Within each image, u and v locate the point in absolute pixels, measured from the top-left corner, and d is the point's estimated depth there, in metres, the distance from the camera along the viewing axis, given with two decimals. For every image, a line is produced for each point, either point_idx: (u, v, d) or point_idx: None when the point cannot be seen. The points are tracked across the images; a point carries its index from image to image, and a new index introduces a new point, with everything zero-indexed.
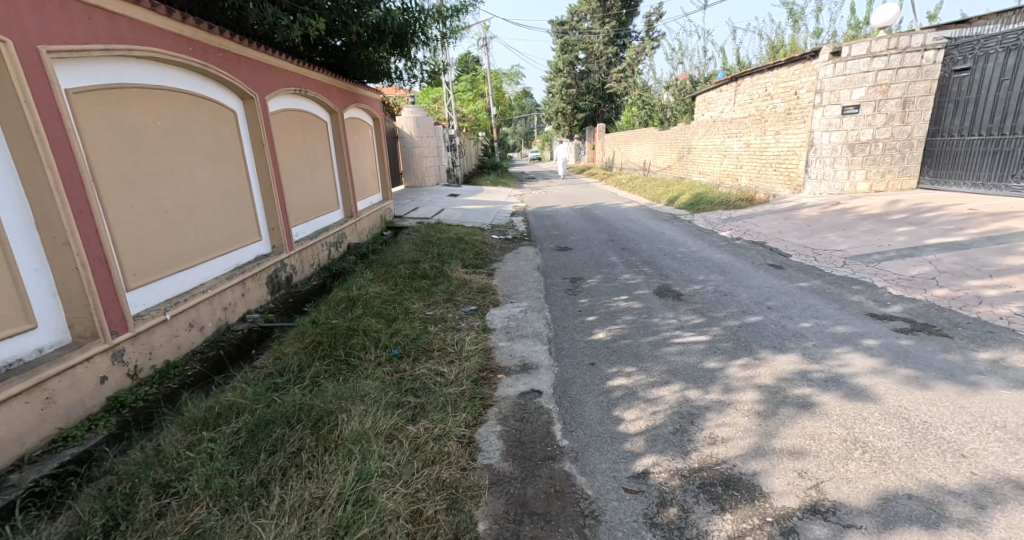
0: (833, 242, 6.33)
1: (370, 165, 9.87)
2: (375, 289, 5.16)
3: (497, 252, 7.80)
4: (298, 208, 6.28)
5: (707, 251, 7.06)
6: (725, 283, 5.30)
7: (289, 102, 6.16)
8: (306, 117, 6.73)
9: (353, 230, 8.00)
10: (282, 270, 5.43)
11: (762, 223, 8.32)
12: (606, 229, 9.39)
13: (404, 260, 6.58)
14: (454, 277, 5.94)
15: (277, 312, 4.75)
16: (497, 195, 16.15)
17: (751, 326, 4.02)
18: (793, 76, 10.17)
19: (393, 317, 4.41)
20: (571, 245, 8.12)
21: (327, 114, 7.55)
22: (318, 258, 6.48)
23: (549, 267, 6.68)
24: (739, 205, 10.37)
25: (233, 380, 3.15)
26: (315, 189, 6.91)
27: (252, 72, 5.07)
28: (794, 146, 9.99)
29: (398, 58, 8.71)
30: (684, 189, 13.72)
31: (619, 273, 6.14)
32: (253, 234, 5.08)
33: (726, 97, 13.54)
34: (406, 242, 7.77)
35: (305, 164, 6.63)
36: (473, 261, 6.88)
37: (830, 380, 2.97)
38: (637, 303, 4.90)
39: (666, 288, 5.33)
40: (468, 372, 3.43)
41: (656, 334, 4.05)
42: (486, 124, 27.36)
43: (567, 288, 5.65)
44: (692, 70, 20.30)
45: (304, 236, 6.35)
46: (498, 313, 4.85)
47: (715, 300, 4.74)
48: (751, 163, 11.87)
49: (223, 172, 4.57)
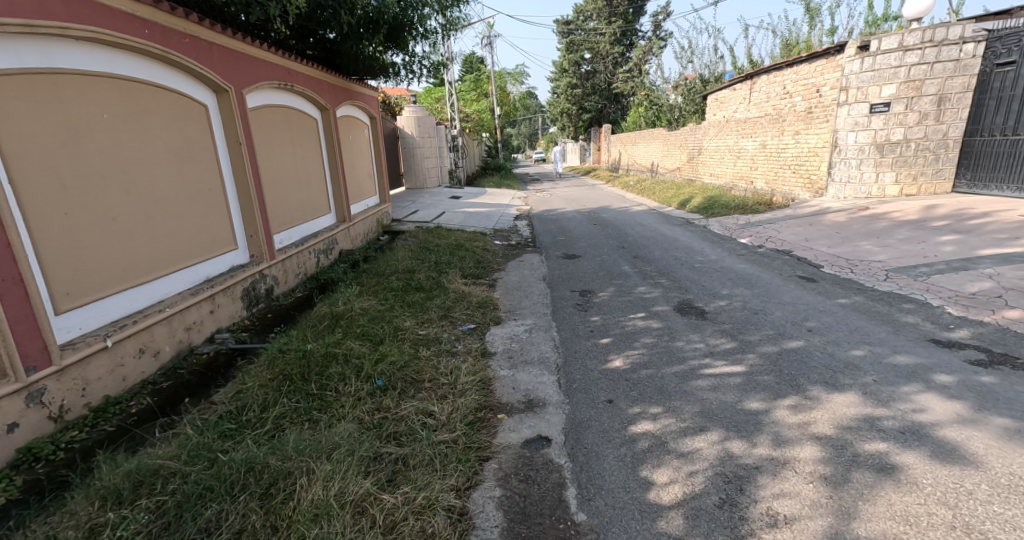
0: (870, 252, 5.75)
1: (367, 166, 9.37)
2: (363, 304, 4.65)
3: (500, 260, 7.26)
4: (283, 213, 5.78)
5: (727, 260, 6.50)
6: (754, 298, 4.74)
7: (273, 97, 5.67)
8: (294, 114, 6.23)
9: (346, 236, 7.49)
10: (262, 282, 4.91)
11: (784, 229, 7.75)
12: (615, 235, 8.85)
13: (397, 269, 6.06)
14: (452, 289, 5.41)
15: (251, 332, 4.23)
16: (500, 197, 15.63)
17: (793, 353, 3.46)
18: (816, 72, 9.57)
19: (381, 339, 3.90)
20: (579, 252, 7.58)
21: (318, 112, 7.06)
22: (305, 266, 5.96)
23: (555, 278, 6.14)
24: (757, 209, 9.80)
25: (176, 425, 2.62)
26: (303, 192, 6.40)
27: (228, 62, 4.56)
28: (816, 146, 9.44)
29: (395, 52, 8.19)
30: (696, 192, 13.15)
31: (634, 285, 5.58)
32: (227, 242, 4.57)
33: (740, 95, 13.00)
34: (402, 249, 7.25)
35: (292, 165, 6.12)
36: (474, 270, 6.34)
37: (909, 431, 2.42)
38: (656, 323, 4.33)
39: (688, 304, 4.77)
40: (463, 412, 2.90)
41: (682, 362, 3.50)
42: (489, 124, 26.90)
43: (576, 303, 5.11)
44: (702, 70, 19.74)
45: (289, 243, 5.84)
46: (500, 333, 4.31)
47: (746, 320, 4.17)
48: (766, 165, 11.32)
49: (189, 174, 4.05)
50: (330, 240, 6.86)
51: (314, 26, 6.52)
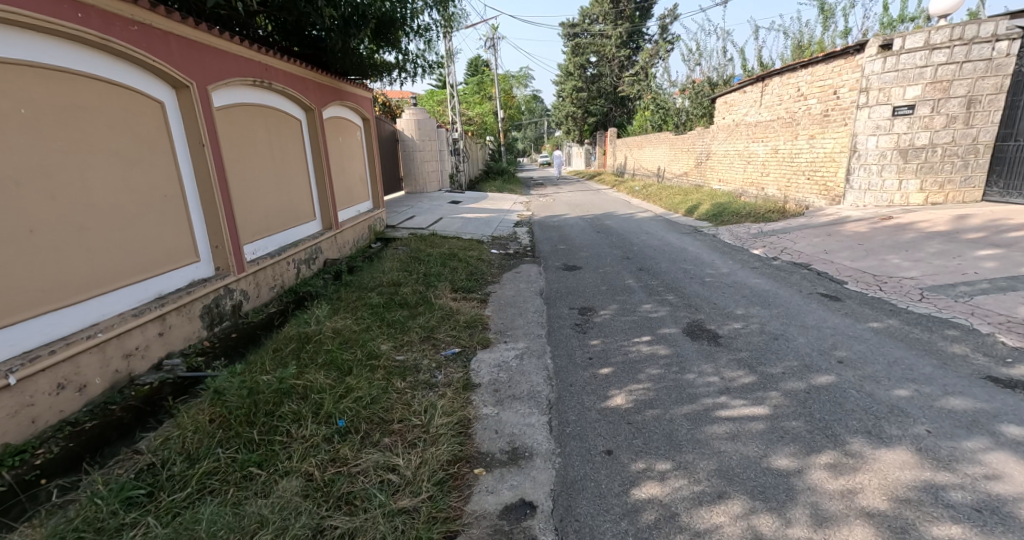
0: (899, 266, 5.24)
1: (358, 170, 8.96)
2: (337, 325, 4.20)
3: (495, 271, 6.78)
4: (258, 222, 5.35)
5: (740, 274, 6.01)
6: (774, 320, 4.23)
7: (249, 96, 5.27)
8: (272, 114, 5.81)
9: (332, 244, 7.04)
10: (227, 298, 4.47)
11: (801, 239, 7.23)
12: (620, 244, 8.37)
13: (381, 282, 5.61)
14: (438, 305, 4.95)
15: (207, 355, 3.78)
16: (501, 202, 15.17)
17: (825, 390, 2.94)
18: (833, 73, 9.12)
19: (349, 369, 3.45)
20: (581, 264, 7.10)
21: (303, 112, 6.65)
22: (282, 278, 5.52)
23: (553, 293, 5.65)
24: (769, 216, 9.28)
25: (73, 496, 2.19)
26: (282, 198, 5.96)
27: (190, 55, 4.16)
28: (832, 151, 8.95)
29: (387, 50, 7.77)
30: (704, 198, 12.65)
31: (639, 303, 5.09)
32: (187, 254, 4.13)
33: (751, 98, 12.52)
34: (391, 259, 6.79)
35: (269, 169, 5.70)
36: (466, 283, 5.87)
37: (986, 509, 1.92)
38: (663, 349, 3.83)
39: (699, 326, 4.26)
40: (432, 467, 2.43)
41: (694, 400, 2.99)
42: (493, 128, 26.50)
43: (575, 323, 4.62)
44: (710, 72, 19.25)
45: (265, 253, 5.41)
46: (487, 360, 3.84)
47: (766, 347, 3.66)
48: (778, 171, 10.84)
49: (138, 178, 3.65)
50: (313, 249, 6.42)
51: (296, 20, 6.13)
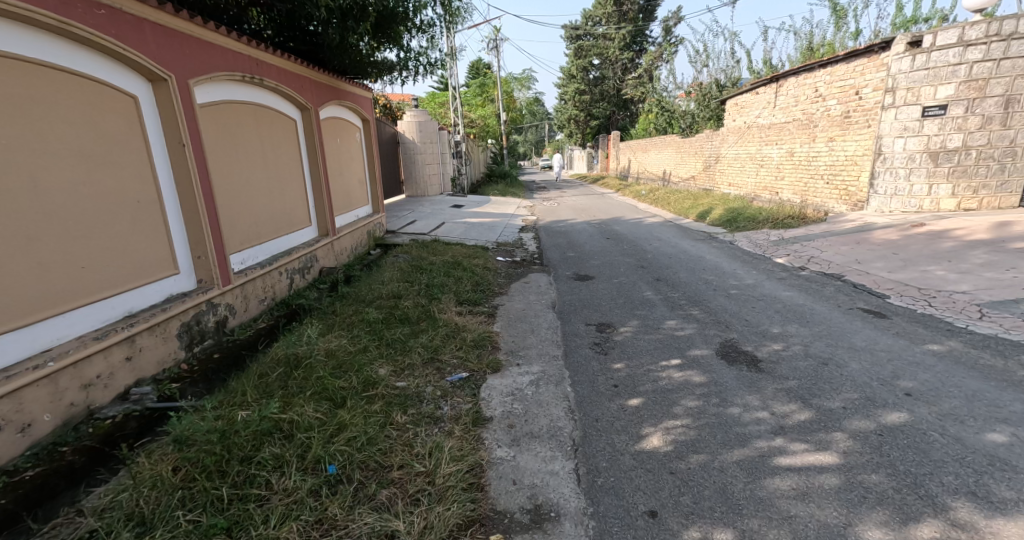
0: (946, 278, 4.82)
1: (357, 173, 8.53)
2: (331, 346, 3.79)
3: (502, 281, 6.36)
4: (247, 229, 4.92)
5: (767, 286, 5.59)
6: (817, 340, 3.80)
7: (238, 92, 4.86)
8: (264, 112, 5.39)
9: (328, 251, 6.61)
10: (211, 313, 4.03)
11: (826, 247, 6.80)
12: (632, 252, 7.95)
13: (381, 295, 5.21)
14: (442, 322, 4.52)
15: (183, 382, 3.34)
16: (505, 206, 14.76)
17: (900, 431, 2.52)
18: (855, 72, 8.67)
19: (342, 400, 3.03)
20: (593, 273, 6.68)
21: (298, 112, 6.24)
22: (273, 290, 5.09)
23: (566, 307, 5.21)
24: (788, 223, 8.86)
25: None
26: (274, 203, 5.54)
27: (169, 45, 3.75)
28: (854, 155, 8.55)
29: (386, 46, 7.34)
30: (715, 203, 12.23)
31: (662, 319, 4.66)
32: (164, 266, 3.71)
33: (764, 99, 12.11)
34: (392, 267, 6.37)
35: (260, 172, 5.28)
36: (471, 296, 5.45)
37: None
38: (697, 376, 3.40)
39: (733, 347, 3.83)
40: (439, 534, 2.04)
41: (746, 443, 2.57)
42: (495, 131, 26.10)
43: (593, 342, 4.18)
44: (718, 74, 18.79)
45: (254, 263, 4.97)
46: (498, 387, 3.41)
47: (816, 374, 3.23)
48: (795, 175, 10.45)
49: (104, 181, 3.23)
50: (307, 258, 5.99)
51: (290, 11, 5.72)
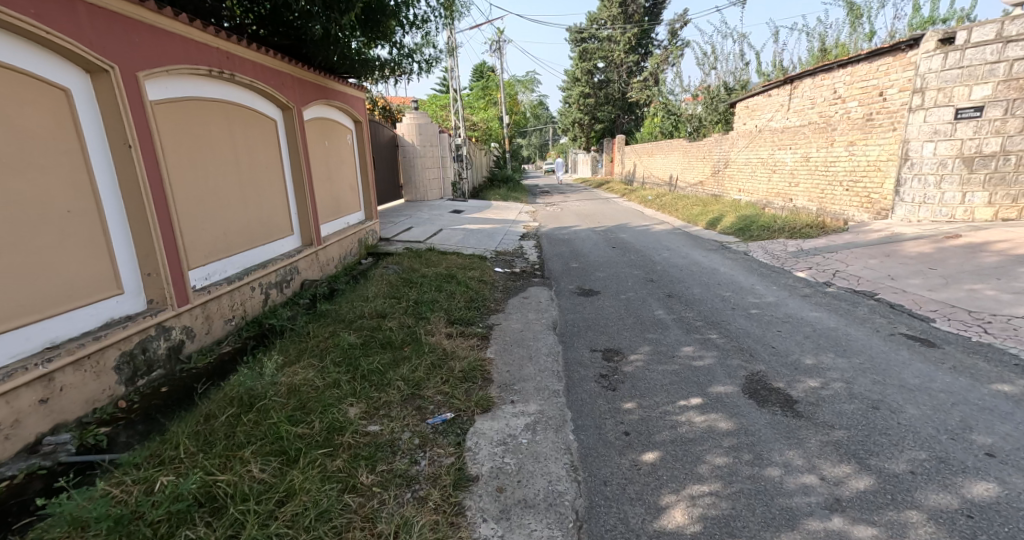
0: (998, 299, 4.29)
1: (348, 177, 8.05)
2: (296, 379, 3.28)
3: (499, 297, 5.84)
4: (213, 240, 4.42)
5: (791, 304, 5.06)
6: (861, 375, 3.26)
7: (205, 89, 4.37)
8: (237, 111, 4.90)
9: (311, 263, 6.11)
10: (163, 339, 3.52)
11: (852, 260, 6.26)
12: (640, 263, 7.44)
13: (363, 314, 4.70)
14: (427, 348, 4.01)
15: (115, 426, 2.85)
16: (506, 211, 14.26)
17: (994, 512, 1.98)
18: (879, 72, 8.16)
19: (297, 455, 2.53)
20: (598, 287, 6.18)
21: (279, 112, 5.75)
22: (243, 307, 4.58)
23: (568, 329, 4.68)
24: (807, 231, 8.33)
25: None
26: (248, 211, 5.04)
27: (112, 32, 3.27)
28: (877, 159, 8.09)
29: (375, 41, 6.86)
30: (726, 210, 11.70)
31: (676, 345, 4.12)
32: (102, 286, 3.21)
33: (777, 102, 11.62)
34: (379, 281, 5.87)
35: (231, 177, 4.79)
36: (463, 314, 4.94)
37: None
38: (723, 421, 2.86)
39: (761, 382, 3.28)
40: None
41: (795, 524, 2.02)
42: (498, 134, 25.69)
43: (599, 375, 3.65)
44: (727, 77, 18.30)
45: (222, 278, 4.47)
46: (487, 433, 2.89)
47: (867, 421, 2.67)
48: (811, 181, 9.96)
49: (20, 189, 2.76)
50: (286, 270, 5.48)
51: None
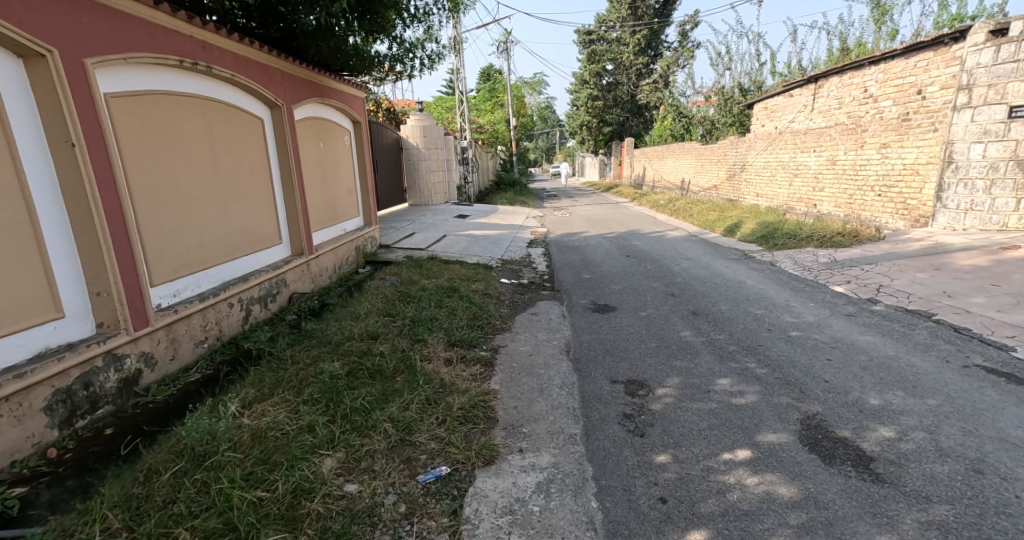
0: None
1: (345, 181, 7.54)
2: (264, 420, 2.75)
3: (505, 312, 5.31)
4: (183, 252, 3.90)
5: (835, 325, 4.49)
6: (947, 421, 2.69)
7: (176, 82, 3.86)
8: (217, 108, 4.40)
9: (301, 275, 5.60)
10: (114, 370, 2.99)
11: (896, 274, 5.66)
12: (658, 274, 6.88)
13: (352, 336, 4.18)
14: (423, 378, 3.46)
15: (35, 485, 2.32)
16: (512, 216, 13.72)
17: None
18: (917, 68, 7.72)
19: (248, 532, 2.00)
20: (614, 302, 5.62)
21: (267, 110, 5.25)
22: (218, 325, 4.05)
23: (583, 354, 4.13)
24: (838, 241, 7.71)
25: None
26: (228, 219, 4.53)
27: (53, 9, 2.76)
28: (914, 162, 7.56)
29: (373, 34, 6.35)
30: (745, 216, 11.10)
31: (710, 377, 3.56)
32: (35, 309, 2.71)
33: (799, 102, 11.02)
34: (375, 295, 5.34)
35: (208, 181, 4.28)
36: (465, 335, 4.40)
37: None
38: (782, 485, 2.31)
39: (822, 430, 2.71)
40: None
41: None
42: (504, 137, 25.21)
43: (623, 415, 3.10)
44: (741, 77, 17.74)
45: (193, 294, 3.96)
46: (490, 496, 2.35)
47: (974, 494, 2.13)
48: (837, 185, 9.39)
49: None
50: (271, 283, 4.97)
51: None
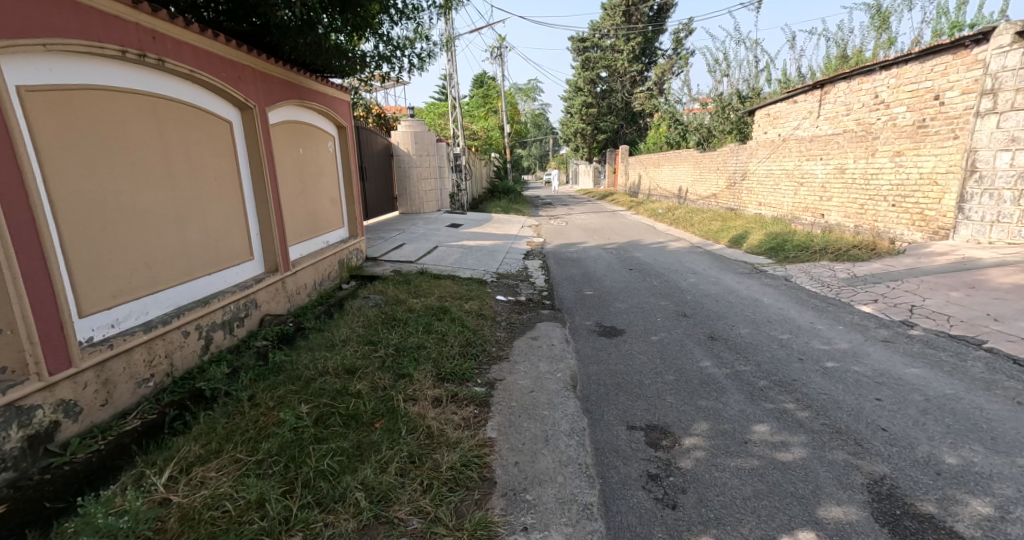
0: None
1: (327, 189, 6.97)
2: (200, 496, 2.23)
3: (502, 337, 4.77)
4: (123, 273, 3.32)
5: (874, 353, 4.00)
6: None
7: (117, 76, 3.33)
8: (174, 108, 3.86)
9: (274, 295, 5.02)
10: (15, 427, 2.45)
11: (928, 293, 5.18)
12: (666, 290, 6.38)
13: (326, 371, 3.61)
14: (406, 428, 2.91)
15: None
16: (507, 226, 13.19)
17: None
18: (934, 73, 7.28)
19: None
20: (621, 324, 5.11)
21: (236, 111, 4.70)
22: (168, 359, 3.48)
23: (593, 391, 3.58)
24: (855, 254, 7.25)
25: None
26: (186, 234, 3.96)
27: None
28: (932, 171, 7.16)
29: (357, 31, 5.85)
30: (750, 226, 10.66)
31: (744, 422, 3.03)
32: None
33: (805, 108, 10.47)
34: (357, 318, 4.77)
35: (162, 191, 3.72)
36: (457, 367, 3.85)
37: None
38: None
39: (897, 503, 2.21)
40: None
41: None
42: (498, 143, 24.74)
43: (647, 475, 2.58)
44: (739, 84, 17.41)
45: (137, 323, 3.39)
46: None
47: None
48: (846, 195, 8.98)
49: None
50: (238, 304, 4.39)
51: None
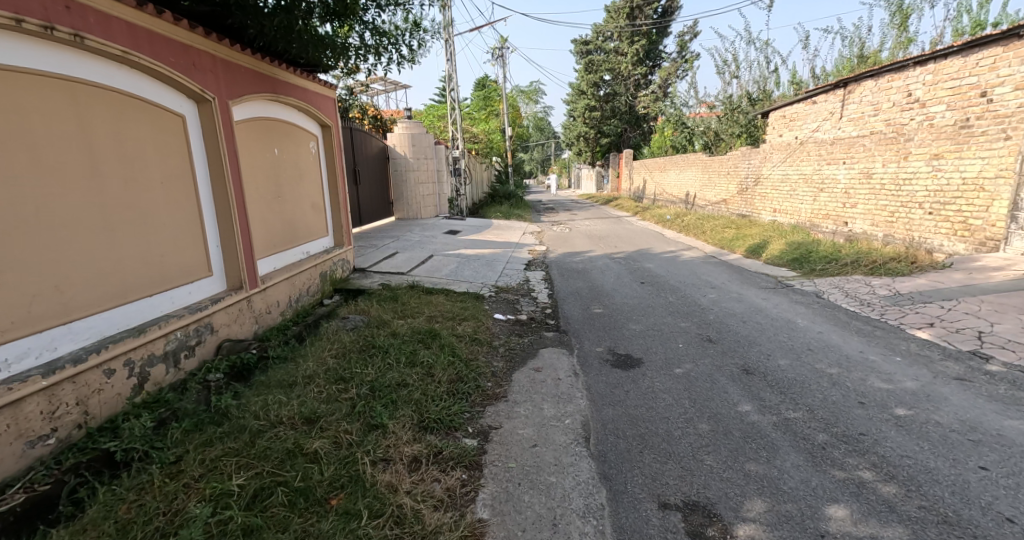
0: None
1: (309, 194, 6.28)
2: None
3: (498, 367, 4.06)
4: (13, 299, 2.64)
5: (952, 396, 3.27)
6: None
7: (13, 53, 2.66)
8: (101, 97, 3.18)
9: (236, 317, 4.32)
10: None
11: (994, 317, 4.46)
12: (685, 309, 5.66)
13: (280, 422, 2.91)
14: (369, 512, 2.22)
15: None
16: (507, 232, 12.49)
17: None
18: (980, 67, 6.62)
19: None
20: (638, 352, 4.38)
21: (191, 104, 4.00)
22: (80, 407, 2.79)
23: (610, 447, 2.87)
24: (893, 267, 6.52)
25: None
26: (119, 249, 3.27)
27: None
28: (977, 174, 6.47)
29: (337, 17, 5.20)
30: (768, 234, 9.93)
31: (814, 501, 2.31)
32: None
33: (826, 108, 9.74)
34: (330, 345, 4.07)
35: (83, 198, 3.02)
36: (444, 413, 3.14)
37: None
38: None
39: None
40: None
41: None
42: (499, 147, 24.05)
43: None
44: (750, 85, 16.67)
45: (38, 365, 2.72)
46: None
47: None
48: (873, 201, 8.27)
49: None
50: (188, 331, 3.68)
51: None
